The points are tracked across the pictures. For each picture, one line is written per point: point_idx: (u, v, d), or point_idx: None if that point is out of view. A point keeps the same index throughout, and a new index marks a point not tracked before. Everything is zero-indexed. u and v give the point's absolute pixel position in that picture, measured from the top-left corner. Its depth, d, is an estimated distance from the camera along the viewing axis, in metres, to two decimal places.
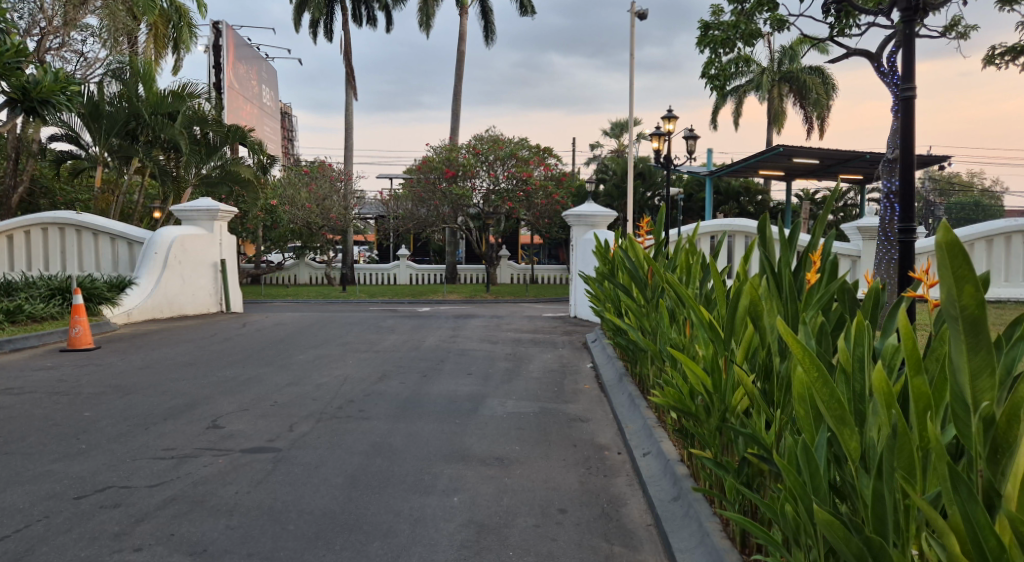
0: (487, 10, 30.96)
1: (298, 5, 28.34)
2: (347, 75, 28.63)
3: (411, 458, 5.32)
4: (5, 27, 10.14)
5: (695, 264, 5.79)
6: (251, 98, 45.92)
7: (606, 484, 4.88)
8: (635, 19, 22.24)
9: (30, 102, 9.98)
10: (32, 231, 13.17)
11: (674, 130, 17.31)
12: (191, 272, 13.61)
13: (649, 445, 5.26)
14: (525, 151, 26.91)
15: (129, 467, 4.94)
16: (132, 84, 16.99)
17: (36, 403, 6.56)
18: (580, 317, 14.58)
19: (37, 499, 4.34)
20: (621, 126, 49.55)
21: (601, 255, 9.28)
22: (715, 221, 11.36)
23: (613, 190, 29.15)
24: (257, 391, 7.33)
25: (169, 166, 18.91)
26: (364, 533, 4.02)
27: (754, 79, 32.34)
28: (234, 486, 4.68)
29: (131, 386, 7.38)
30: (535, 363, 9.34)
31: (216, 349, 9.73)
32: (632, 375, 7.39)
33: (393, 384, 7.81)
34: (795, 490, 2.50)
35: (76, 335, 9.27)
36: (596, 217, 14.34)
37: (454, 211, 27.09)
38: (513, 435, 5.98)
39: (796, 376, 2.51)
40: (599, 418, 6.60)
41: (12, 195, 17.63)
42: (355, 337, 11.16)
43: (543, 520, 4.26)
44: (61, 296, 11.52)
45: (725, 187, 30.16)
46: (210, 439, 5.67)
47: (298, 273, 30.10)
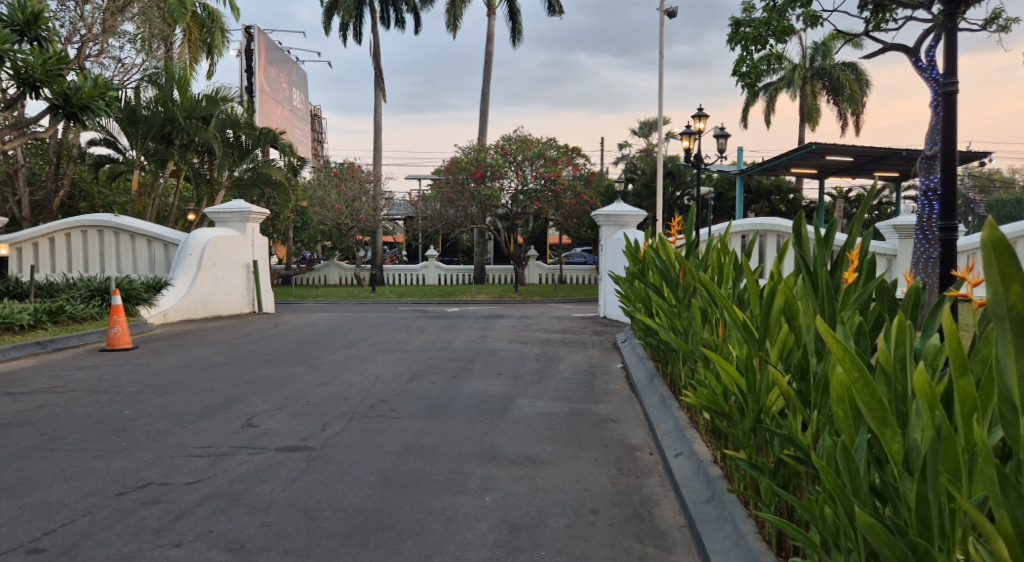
0: (514, 10, 30.97)
1: (328, 9, 28.69)
2: (375, 77, 28.89)
3: (443, 457, 5.35)
4: (46, 36, 10.38)
5: (728, 263, 5.75)
6: (281, 101, 46.61)
7: (638, 484, 4.88)
8: (664, 17, 22.05)
9: (71, 107, 10.19)
10: (73, 234, 13.49)
11: (704, 129, 17.18)
12: (225, 274, 13.83)
13: (680, 446, 5.25)
14: (553, 151, 26.80)
15: (168, 464, 5.04)
16: (167, 88, 17.37)
17: (77, 402, 6.70)
18: (610, 317, 14.53)
19: (81, 495, 4.44)
20: (649, 125, 49.17)
21: (631, 254, 9.25)
22: (745, 221, 11.26)
23: (642, 190, 29.02)
24: (290, 391, 7.42)
25: (202, 169, 19.30)
26: (396, 532, 4.05)
27: (784, 76, 32.00)
28: (270, 484, 4.75)
29: (168, 385, 7.52)
30: (564, 363, 9.33)
31: (250, 349, 9.84)
32: (663, 376, 7.37)
33: (423, 384, 7.86)
34: (835, 493, 2.48)
35: (115, 335, 9.46)
36: (626, 216, 14.29)
37: (482, 212, 27.18)
38: (543, 435, 5.99)
39: (835, 376, 2.47)
40: (630, 418, 6.58)
41: (54, 199, 18.10)
42: (385, 338, 11.23)
43: (576, 520, 4.26)
44: (100, 296, 11.78)
45: (756, 185, 29.84)
46: (245, 438, 5.75)
47: (328, 273, 30.16)
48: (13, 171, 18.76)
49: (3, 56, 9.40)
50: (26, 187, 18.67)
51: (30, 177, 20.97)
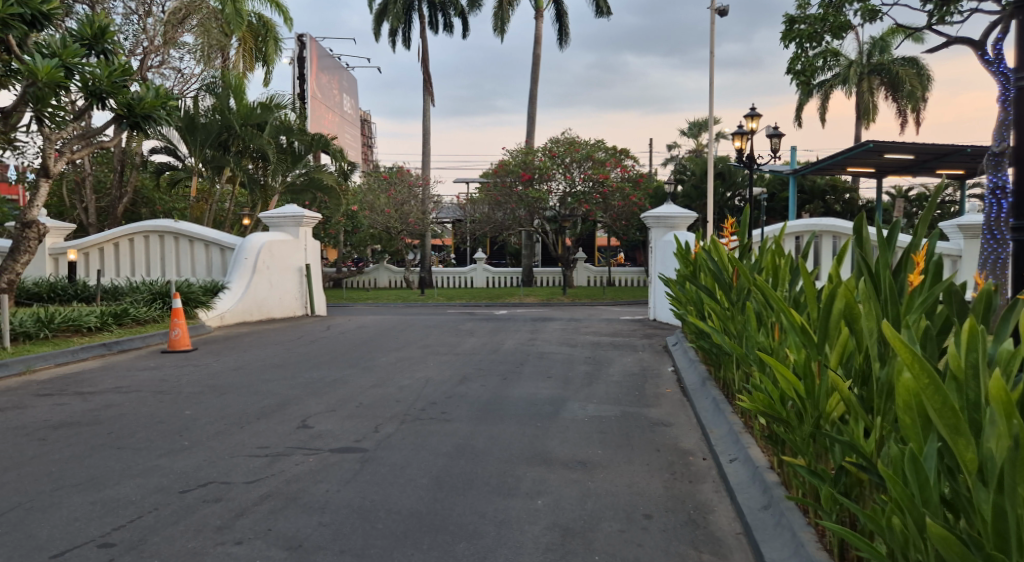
0: (562, 12, 30.91)
1: (378, 16, 29.09)
2: (424, 82, 29.16)
3: (494, 460, 5.37)
4: (112, 48, 10.76)
5: (784, 265, 5.63)
6: (332, 107, 47.42)
7: (692, 490, 4.82)
8: (715, 16, 21.73)
9: (134, 117, 10.57)
10: (136, 239, 13.99)
11: (756, 128, 16.90)
12: (279, 277, 14.13)
13: (735, 452, 5.16)
14: (602, 153, 26.67)
15: (227, 464, 5.17)
16: (224, 96, 17.93)
17: (141, 402, 6.92)
18: (660, 319, 14.39)
19: (147, 492, 4.58)
20: (699, 125, 48.46)
21: (682, 256, 9.15)
22: (801, 221, 11.03)
23: (692, 191, 28.70)
24: (343, 392, 7.55)
25: (257, 175, 19.85)
26: (450, 534, 4.08)
27: (840, 74, 31.25)
28: (325, 484, 4.84)
29: (227, 386, 7.72)
30: (614, 366, 9.27)
31: (303, 351, 10.04)
32: (716, 380, 7.26)
33: (474, 386, 7.91)
34: (904, 503, 2.42)
35: (175, 337, 9.75)
36: (676, 219, 14.13)
37: (530, 214, 27.20)
38: (595, 439, 5.97)
39: (901, 380, 2.41)
40: (682, 423, 6.51)
41: (117, 205, 18.81)
42: (436, 341, 11.33)
43: (629, 525, 4.23)
44: (161, 299, 12.15)
45: (810, 185, 29.23)
46: (301, 438, 5.86)
47: (378, 277, 30.51)
48: (80, 179, 19.55)
49: (72, 68, 9.77)
50: (93, 194, 19.44)
51: (96, 185, 21.81)
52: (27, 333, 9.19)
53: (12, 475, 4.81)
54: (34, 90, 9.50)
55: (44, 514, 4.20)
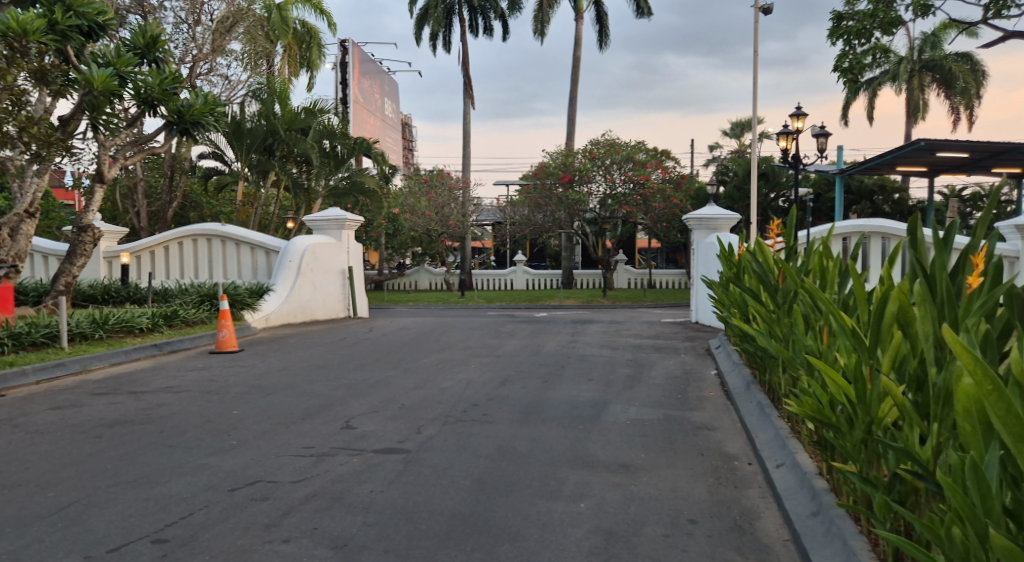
0: (602, 14, 30.80)
1: (419, 20, 29.34)
2: (464, 85, 29.31)
3: (536, 462, 5.37)
4: (163, 57, 11.02)
5: (832, 266, 5.50)
6: (374, 111, 48.03)
7: (738, 495, 4.75)
8: (759, 14, 21.40)
9: (184, 124, 10.83)
10: (184, 242, 14.33)
11: (802, 128, 16.59)
12: (322, 280, 14.32)
13: (782, 457, 5.08)
14: (642, 155, 26.50)
15: (274, 463, 5.25)
16: (269, 102, 18.40)
17: (191, 402, 7.07)
18: (702, 321, 14.21)
19: (197, 489, 4.68)
20: (743, 125, 47.75)
21: (725, 257, 9.02)
22: (850, 222, 10.79)
23: (734, 192, 28.33)
24: (385, 393, 7.62)
25: (302, 179, 20.15)
26: (493, 536, 4.08)
27: (890, 70, 30.52)
28: (369, 484, 4.88)
29: (272, 386, 7.85)
30: (656, 369, 9.19)
31: (346, 353, 10.16)
32: (761, 383, 7.15)
33: (515, 388, 7.91)
34: (963, 511, 2.35)
35: (223, 338, 9.94)
36: (718, 219, 13.95)
37: (570, 216, 27.12)
38: (637, 442, 5.92)
39: (960, 385, 2.34)
40: (726, 427, 6.42)
41: (167, 209, 19.32)
42: (476, 343, 11.36)
43: (673, 530, 4.18)
44: (209, 301, 12.44)
45: (857, 186, 28.62)
46: (345, 438, 5.93)
47: (419, 279, 30.75)
48: (133, 184, 20.12)
49: (125, 77, 10.04)
50: (144, 199, 19.99)
51: (147, 189, 22.42)
52: (83, 334, 9.46)
53: (70, 472, 4.96)
54: (89, 99, 9.77)
55: (100, 509, 4.31)
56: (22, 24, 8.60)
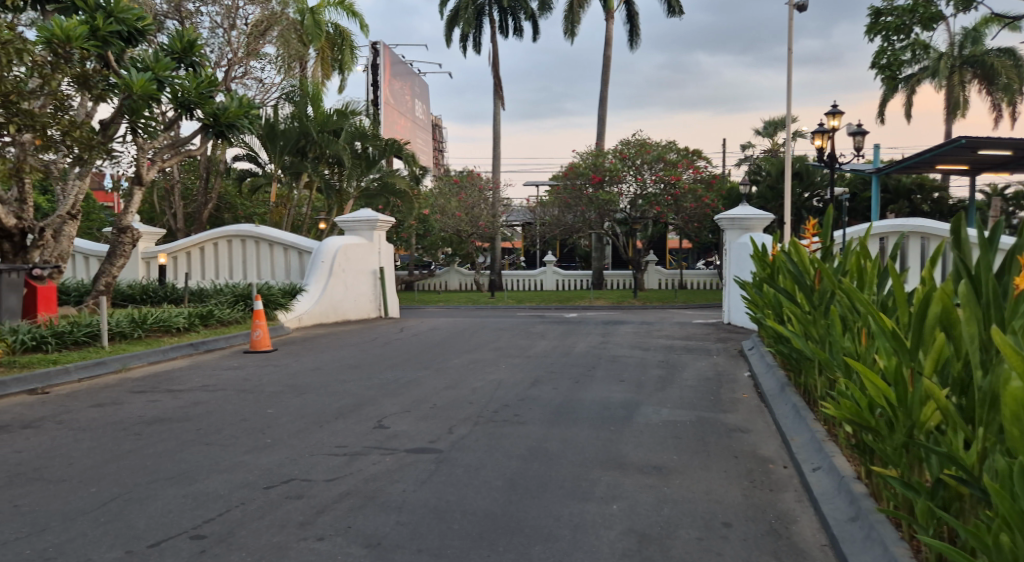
0: (633, 13, 30.63)
1: (449, 22, 29.45)
2: (494, 86, 29.35)
3: (568, 463, 5.35)
4: (199, 61, 11.22)
5: (870, 266, 5.39)
6: (405, 112, 48.34)
7: (773, 498, 4.68)
8: (793, 11, 21.11)
9: (219, 126, 11.01)
10: (219, 243, 14.55)
11: (838, 126, 16.33)
12: (354, 280, 14.44)
13: (818, 460, 5.00)
14: (673, 154, 26.30)
15: (308, 462, 5.30)
16: (302, 104, 18.61)
17: (227, 400, 7.18)
18: (735, 323, 14.07)
19: (234, 487, 4.75)
20: (776, 124, 47.13)
21: (759, 258, 8.90)
22: (888, 222, 10.60)
23: (768, 192, 27.99)
24: (417, 393, 7.65)
25: (334, 180, 20.36)
26: (526, 536, 4.08)
27: (929, 67, 29.92)
28: (402, 484, 4.91)
29: (306, 386, 7.93)
30: (688, 370, 9.11)
31: (378, 353, 10.23)
32: (796, 386, 7.05)
33: (546, 389, 7.89)
34: (1011, 518, 2.30)
35: (257, 338, 10.07)
36: (752, 219, 13.80)
37: (601, 217, 26.99)
38: (670, 444, 5.87)
39: (1008, 388, 2.29)
40: (761, 429, 6.33)
41: (203, 211, 19.64)
42: (507, 343, 11.37)
43: (707, 533, 4.14)
44: (244, 301, 12.62)
45: (895, 185, 28.13)
46: (377, 438, 5.97)
47: (449, 280, 30.86)
48: (169, 186, 20.49)
49: (163, 81, 10.23)
50: (180, 200, 20.32)
51: (183, 191, 22.80)
52: (122, 333, 9.65)
53: (111, 468, 5.06)
54: (129, 102, 9.97)
55: (140, 505, 4.39)
56: (65, 31, 8.82)
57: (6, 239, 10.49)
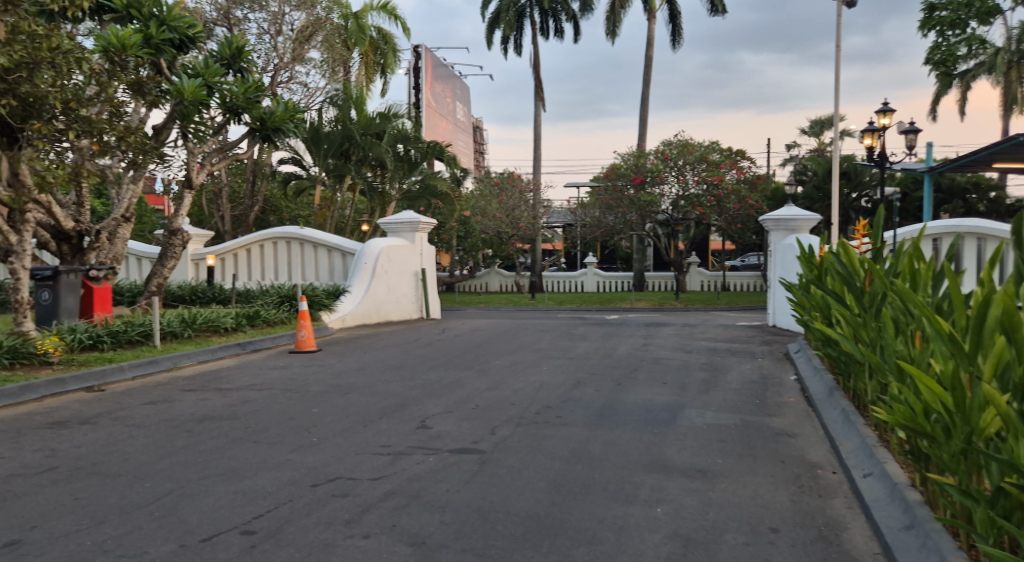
0: (675, 13, 30.35)
1: (491, 24, 29.56)
2: (535, 87, 29.36)
3: (611, 466, 5.32)
4: (246, 67, 11.45)
5: (924, 267, 5.25)
6: (446, 115, 48.65)
7: (822, 505, 4.59)
8: (842, 8, 20.67)
9: (266, 130, 11.22)
10: (265, 245, 14.83)
11: (890, 124, 15.95)
12: (396, 281, 14.57)
13: (869, 466, 4.88)
14: (716, 155, 25.96)
15: (353, 460, 5.37)
16: (346, 107, 18.92)
17: (273, 399, 7.31)
18: (780, 325, 13.85)
19: (282, 484, 4.82)
20: (824, 123, 46.18)
21: (806, 259, 8.73)
22: (942, 221, 10.33)
23: (814, 192, 27.48)
24: (459, 394, 7.68)
25: (376, 183, 20.59)
26: (569, 538, 4.06)
27: (985, 62, 29.03)
28: (446, 484, 4.93)
29: (350, 386, 8.03)
30: (733, 373, 8.99)
31: (420, 354, 10.31)
32: (844, 390, 6.90)
33: (588, 391, 7.86)
34: None
35: (302, 338, 10.22)
36: (798, 220, 13.58)
37: (642, 218, 26.79)
38: (714, 448, 5.80)
39: None
40: (808, 434, 6.22)
41: (250, 213, 20.05)
42: (548, 344, 11.36)
43: (755, 539, 4.08)
44: (289, 302, 12.83)
45: (948, 184, 27.37)
46: (420, 438, 6.02)
47: (490, 281, 30.94)
48: (217, 189, 20.96)
49: (213, 87, 10.48)
50: (228, 203, 20.76)
51: (231, 194, 23.30)
52: (173, 333, 9.89)
53: (164, 464, 5.19)
54: (180, 108, 10.21)
55: (192, 500, 4.49)
56: (121, 39, 9.07)
57: (64, 242, 10.99)
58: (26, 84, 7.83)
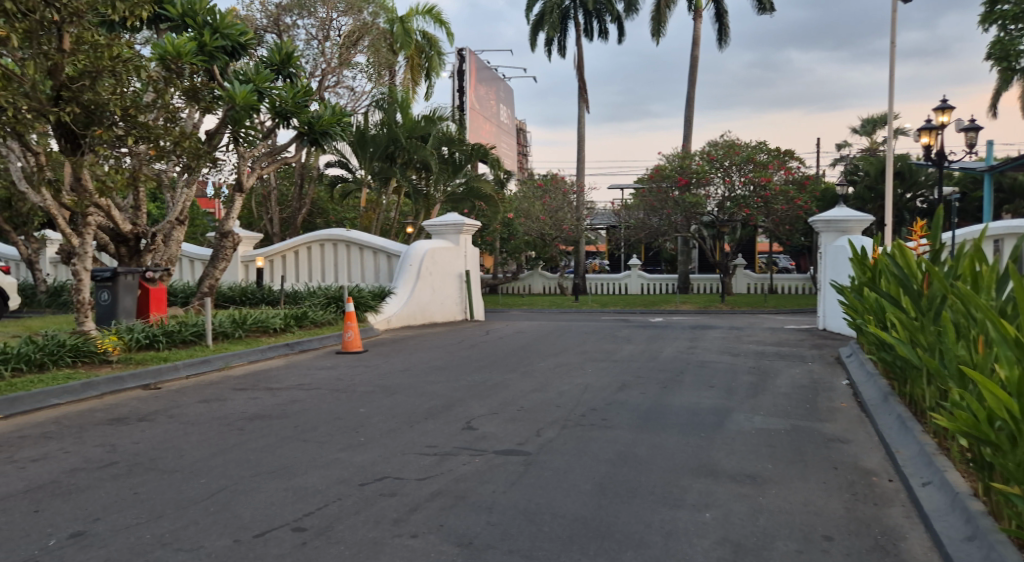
0: (722, 11, 29.96)
1: (535, 26, 29.58)
2: (579, 89, 29.27)
3: (657, 469, 5.26)
4: (295, 72, 11.65)
5: (986, 270, 5.07)
6: (490, 117, 48.86)
7: (878, 513, 4.46)
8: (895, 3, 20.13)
9: (313, 134, 11.40)
10: (312, 247, 15.08)
11: (948, 122, 15.50)
12: (440, 283, 14.66)
13: (928, 475, 4.74)
14: (763, 155, 25.54)
15: (400, 460, 5.41)
16: (391, 111, 19.15)
17: (321, 399, 7.41)
18: (830, 329, 13.56)
19: (331, 482, 4.88)
20: (876, 122, 45.04)
21: (859, 261, 8.52)
22: (1004, 222, 10.01)
23: (866, 192, 26.85)
24: (504, 396, 7.70)
25: (421, 185, 20.77)
26: (616, 542, 4.03)
27: None
28: (492, 485, 4.93)
29: (395, 386, 8.10)
30: (781, 377, 8.81)
31: (464, 355, 10.36)
32: (900, 396, 6.72)
33: (634, 394, 7.80)
34: None
35: (348, 339, 10.34)
36: (850, 222, 13.28)
37: (687, 220, 26.49)
38: (764, 453, 5.69)
39: None
40: (862, 440, 6.07)
41: (297, 216, 20.41)
42: (593, 347, 11.30)
43: (807, 547, 3.99)
44: (336, 303, 13.00)
45: (1009, 184, 26.46)
46: (465, 439, 6.04)
47: (533, 283, 30.95)
48: (267, 193, 21.39)
49: (263, 93, 10.69)
50: (277, 206, 21.15)
51: (279, 198, 23.77)
52: (225, 333, 10.11)
53: (218, 460, 5.30)
54: (232, 113, 10.44)
55: (245, 497, 4.58)
56: (177, 47, 9.32)
57: (122, 244, 11.30)
58: (89, 93, 8.12)
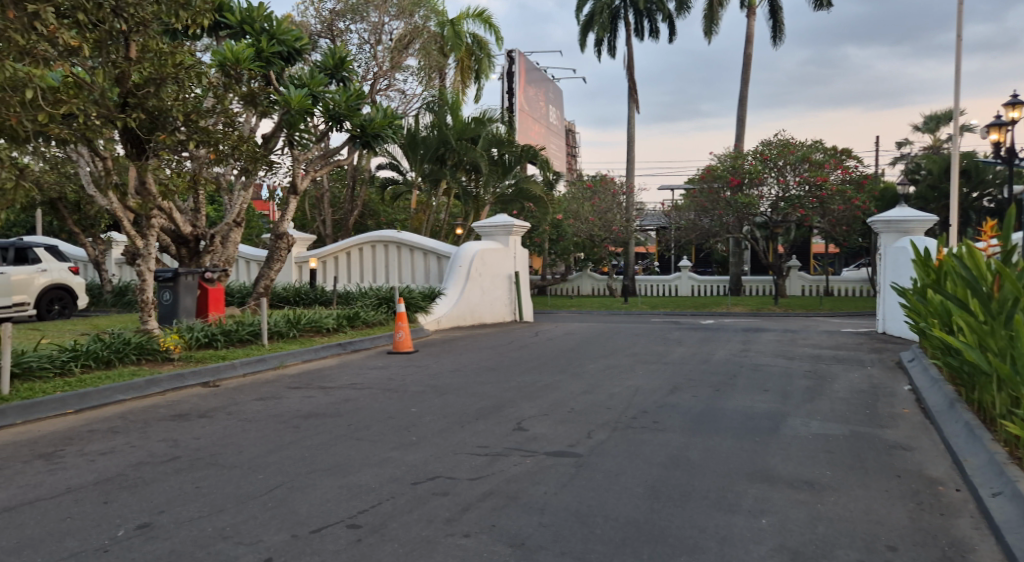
0: (776, 8, 29.40)
1: (584, 27, 29.48)
2: (629, 89, 29.05)
3: (711, 473, 5.17)
4: (348, 76, 11.82)
5: None
6: (539, 118, 48.82)
7: (946, 524, 4.30)
8: None
9: (366, 137, 11.56)
10: (364, 248, 15.29)
11: (1019, 118, 14.90)
12: (490, 284, 14.70)
13: (999, 485, 4.55)
14: (819, 154, 24.99)
15: (452, 460, 5.43)
16: (442, 113, 19.29)
17: (374, 398, 7.50)
18: (891, 332, 13.16)
19: (384, 481, 4.93)
20: (939, 119, 43.60)
21: (922, 262, 8.24)
22: None
23: (928, 192, 26.01)
24: (554, 397, 7.66)
25: (471, 186, 20.86)
26: (670, 546, 3.97)
27: None
28: (544, 486, 4.91)
29: (446, 386, 8.15)
30: (839, 382, 8.59)
31: (514, 356, 10.37)
32: (967, 402, 6.46)
33: (686, 396, 7.69)
34: None
35: (399, 339, 10.44)
36: (912, 222, 12.88)
37: (739, 221, 26.06)
38: (821, 458, 5.55)
39: None
40: (926, 448, 5.86)
41: (349, 217, 20.73)
42: (643, 349, 11.19)
43: (869, 556, 3.87)
44: (387, 304, 13.14)
45: None
46: (516, 440, 6.03)
47: (581, 284, 30.84)
48: (319, 195, 21.77)
49: (317, 97, 10.83)
50: (329, 208, 21.51)
51: (332, 200, 24.20)
52: (280, 333, 10.30)
53: (275, 457, 5.40)
54: (287, 117, 10.63)
55: (302, 493, 4.65)
56: (235, 54, 9.54)
57: (183, 246, 11.65)
58: (153, 99, 8.37)
